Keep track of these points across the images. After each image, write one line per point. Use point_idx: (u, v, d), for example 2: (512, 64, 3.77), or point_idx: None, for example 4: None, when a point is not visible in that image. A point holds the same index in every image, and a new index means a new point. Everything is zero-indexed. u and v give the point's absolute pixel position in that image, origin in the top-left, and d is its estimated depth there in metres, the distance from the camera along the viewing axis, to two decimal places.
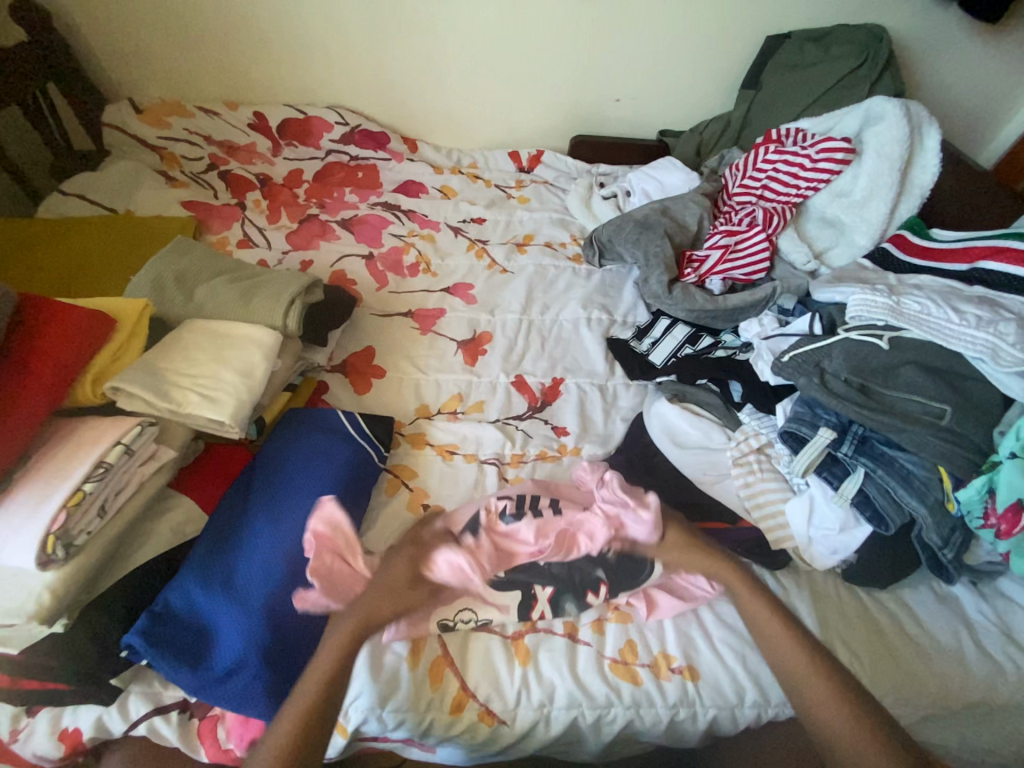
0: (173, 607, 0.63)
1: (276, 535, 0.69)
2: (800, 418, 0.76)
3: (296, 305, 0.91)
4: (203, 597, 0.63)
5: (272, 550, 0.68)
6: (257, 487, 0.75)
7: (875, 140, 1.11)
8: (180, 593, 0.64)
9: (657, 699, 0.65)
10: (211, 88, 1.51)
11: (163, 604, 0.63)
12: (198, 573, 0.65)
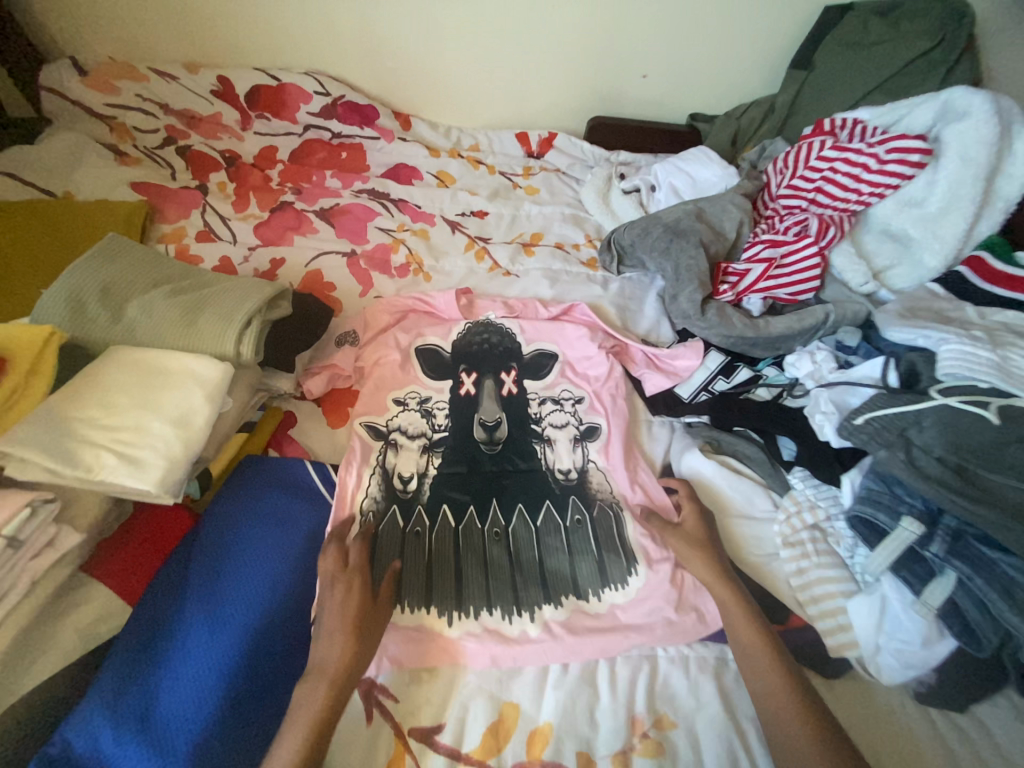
0: (75, 752, 0.48)
1: (214, 647, 0.55)
2: (873, 501, 0.62)
3: (252, 328, 0.74)
4: (113, 741, 0.49)
5: (208, 666, 0.53)
6: (192, 574, 0.60)
7: (959, 138, 0.92)
8: (85, 733, 0.49)
9: None
10: (168, 45, 1.28)
11: (61, 746, 0.48)
12: (109, 705, 0.50)
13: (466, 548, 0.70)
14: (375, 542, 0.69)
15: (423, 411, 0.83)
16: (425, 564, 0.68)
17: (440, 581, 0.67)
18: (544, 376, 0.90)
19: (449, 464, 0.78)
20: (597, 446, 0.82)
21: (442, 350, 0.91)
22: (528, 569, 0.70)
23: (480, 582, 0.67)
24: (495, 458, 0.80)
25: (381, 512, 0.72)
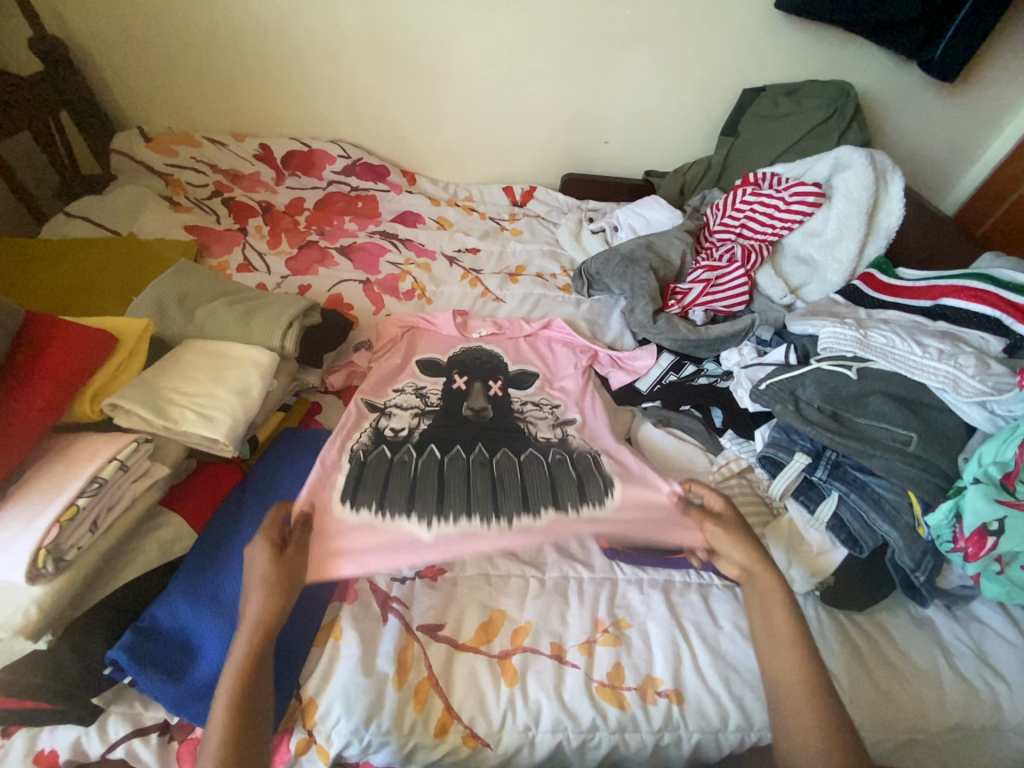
0: (160, 623, 0.63)
1: None
2: (776, 443, 0.80)
3: (294, 327, 0.94)
4: (190, 612, 0.64)
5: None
6: (248, 505, 0.77)
7: (844, 185, 1.19)
8: (168, 609, 0.64)
9: (642, 722, 0.66)
10: (219, 120, 1.58)
11: (150, 620, 0.63)
12: (187, 588, 0.66)
13: (450, 474, 0.82)
14: (364, 470, 0.81)
15: (418, 393, 0.97)
16: (411, 485, 0.80)
17: (424, 496, 0.78)
18: (528, 386, 1.03)
19: (437, 422, 0.91)
20: (575, 424, 0.95)
21: (438, 361, 1.07)
22: (508, 486, 0.81)
23: (461, 496, 0.79)
24: (480, 419, 0.93)
25: (372, 451, 0.84)
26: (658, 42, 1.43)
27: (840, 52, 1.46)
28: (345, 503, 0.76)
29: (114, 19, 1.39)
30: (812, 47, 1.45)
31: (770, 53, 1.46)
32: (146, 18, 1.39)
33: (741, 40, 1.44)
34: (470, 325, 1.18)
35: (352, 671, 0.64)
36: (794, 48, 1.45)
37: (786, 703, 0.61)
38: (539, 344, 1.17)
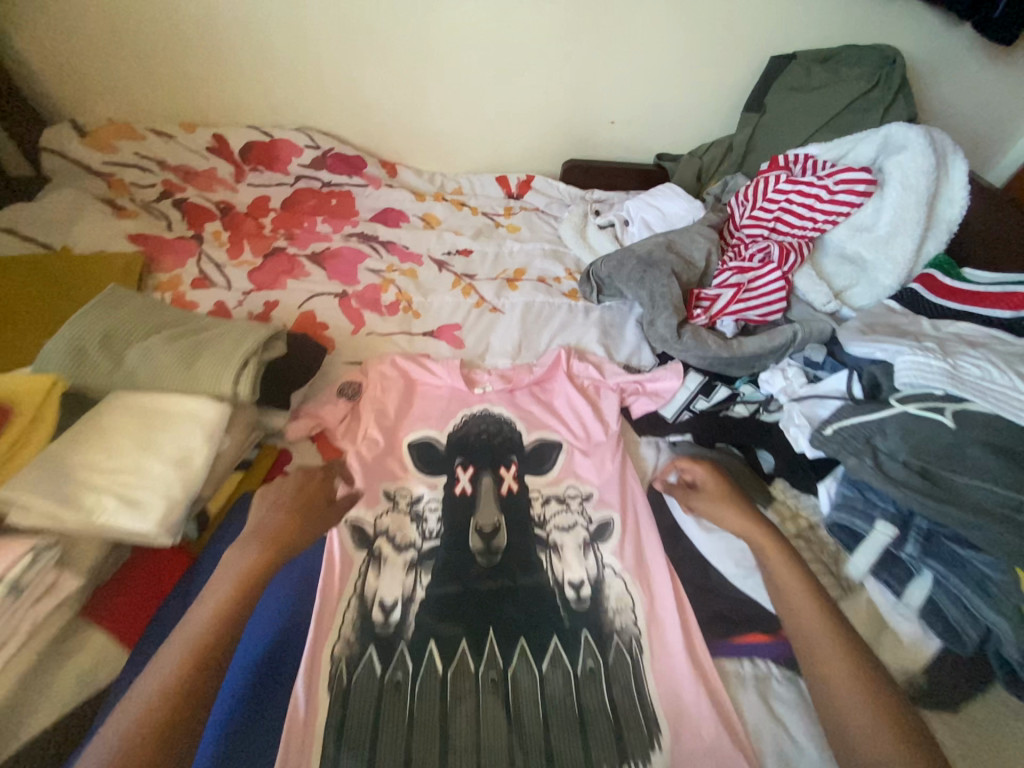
0: None
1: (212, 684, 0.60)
2: (849, 506, 0.66)
3: (249, 368, 0.77)
4: None
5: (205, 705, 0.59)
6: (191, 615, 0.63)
7: (899, 170, 1.00)
8: None
9: None
10: (166, 107, 1.37)
11: None
12: None
13: (455, 706, 0.62)
14: (346, 700, 0.62)
15: (414, 515, 0.81)
16: (405, 729, 0.60)
17: (422, 751, 0.59)
18: (547, 469, 0.88)
19: (441, 583, 0.73)
20: (611, 545, 0.77)
21: (437, 443, 0.90)
22: (529, 735, 0.61)
23: (470, 759, 0.59)
24: (493, 572, 0.74)
25: (355, 657, 0.65)
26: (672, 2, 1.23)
27: (882, 9, 1.26)
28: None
29: None
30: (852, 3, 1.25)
31: (801, 12, 1.26)
32: None
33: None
34: None
35: None
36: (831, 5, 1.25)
37: None
38: (554, 393, 1.00)
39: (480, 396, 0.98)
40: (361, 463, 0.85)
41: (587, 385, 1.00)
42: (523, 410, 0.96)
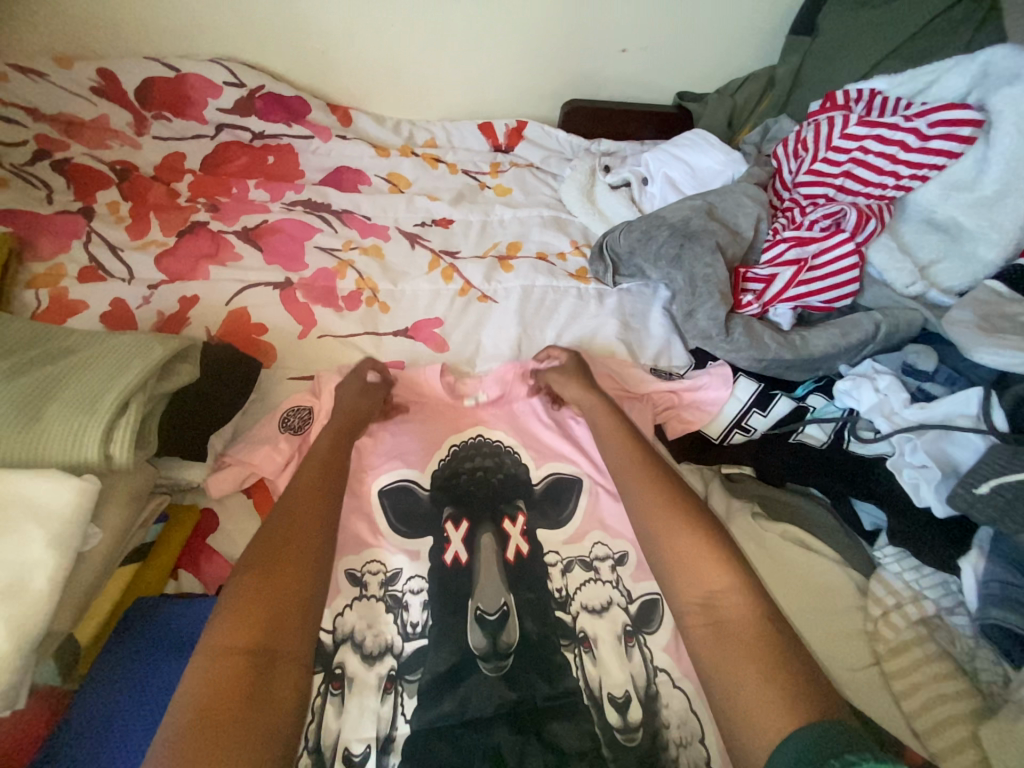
0: None
1: None
2: (1013, 597, 0.49)
3: (131, 416, 0.52)
4: None
5: None
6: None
7: (1016, 105, 0.75)
8: None
9: None
10: (32, 32, 1.01)
11: None
12: None
13: None
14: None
15: (392, 602, 0.59)
16: None
17: None
18: (566, 518, 0.66)
19: (436, 713, 0.52)
20: (659, 636, 0.58)
21: (417, 490, 0.67)
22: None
23: None
24: (504, 686, 0.54)
25: None
26: None
27: None
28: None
29: None
30: None
31: None
32: None
33: None
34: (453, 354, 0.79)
35: None
36: None
37: None
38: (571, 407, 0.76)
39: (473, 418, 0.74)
40: None
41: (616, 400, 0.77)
42: (530, 434, 0.73)
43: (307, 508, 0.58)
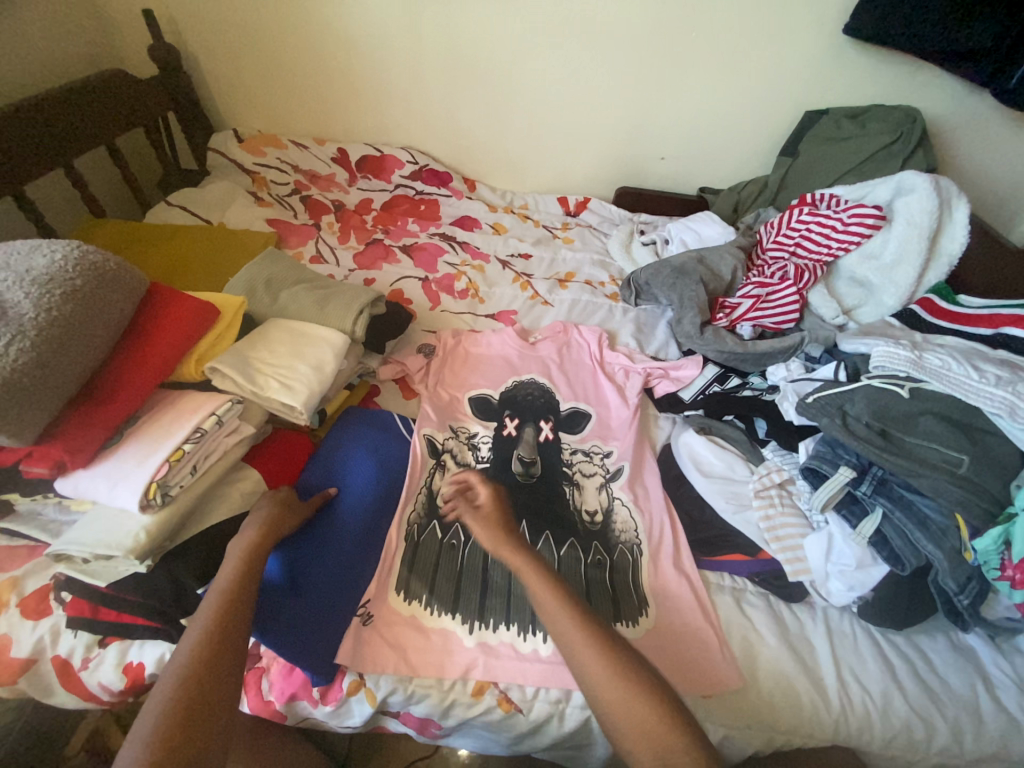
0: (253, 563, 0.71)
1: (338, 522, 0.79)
2: (820, 455, 0.82)
3: (365, 315, 1.02)
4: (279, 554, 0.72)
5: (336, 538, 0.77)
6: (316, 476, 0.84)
7: (905, 210, 1.17)
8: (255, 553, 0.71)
9: None
10: (303, 125, 1.71)
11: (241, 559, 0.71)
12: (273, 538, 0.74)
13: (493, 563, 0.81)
14: (416, 548, 0.81)
15: (471, 444, 1.00)
16: (456, 572, 0.79)
17: (466, 588, 0.77)
18: (579, 430, 1.05)
19: (487, 488, 0.92)
20: (621, 484, 0.94)
21: (489, 397, 1.10)
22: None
23: (501, 599, 0.76)
24: (529, 486, 0.93)
25: (423, 524, 0.84)
26: (724, 63, 1.46)
27: (909, 75, 1.44)
28: (399, 593, 0.76)
29: (220, 30, 1.53)
30: (883, 70, 1.44)
31: (836, 78, 1.46)
32: (248, 29, 1.52)
33: (809, 63, 1.45)
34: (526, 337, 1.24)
35: (408, 632, 0.73)
36: (862, 72, 1.45)
37: (779, 702, 0.72)
38: (591, 370, 1.18)
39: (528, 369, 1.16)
40: (434, 403, 1.07)
41: (622, 369, 1.19)
42: (562, 381, 1.15)
43: (234, 623, 0.60)
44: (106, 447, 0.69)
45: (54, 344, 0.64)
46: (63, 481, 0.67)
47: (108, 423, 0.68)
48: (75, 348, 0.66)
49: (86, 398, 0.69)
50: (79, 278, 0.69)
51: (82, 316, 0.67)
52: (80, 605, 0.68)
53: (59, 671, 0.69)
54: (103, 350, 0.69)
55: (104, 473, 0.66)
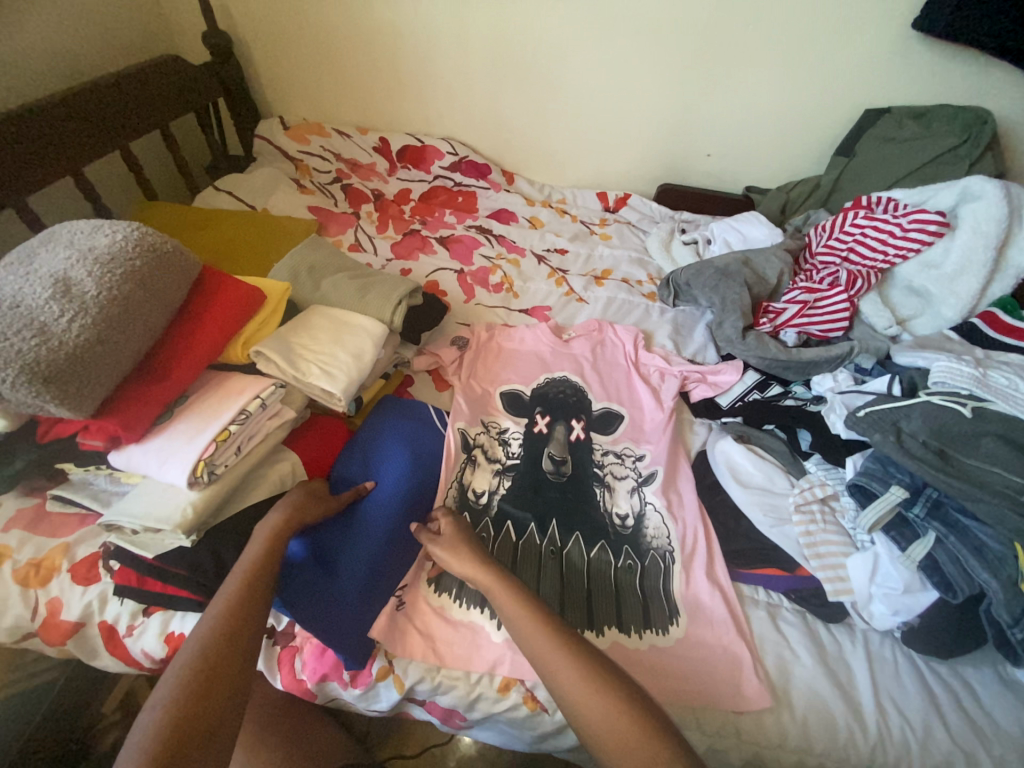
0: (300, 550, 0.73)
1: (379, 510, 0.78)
2: (870, 473, 0.79)
3: (403, 305, 1.02)
4: (325, 544, 0.74)
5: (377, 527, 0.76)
6: (357, 465, 0.85)
7: (971, 216, 1.10)
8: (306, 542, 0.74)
9: None
10: (347, 113, 1.72)
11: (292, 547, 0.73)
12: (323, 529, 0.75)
13: (523, 560, 0.82)
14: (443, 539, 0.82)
15: (502, 440, 0.99)
16: None
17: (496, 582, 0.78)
18: (611, 431, 1.03)
19: (518, 484, 0.92)
20: (654, 489, 0.93)
21: (521, 393, 1.09)
22: (575, 594, 0.78)
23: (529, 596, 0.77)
24: (560, 484, 0.92)
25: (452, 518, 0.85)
26: (781, 56, 1.40)
27: (983, 72, 1.35)
28: (430, 584, 0.77)
29: (271, 17, 1.55)
30: (954, 66, 1.35)
31: (902, 74, 1.39)
32: (298, 17, 1.54)
33: (873, 58, 1.37)
34: (560, 333, 1.23)
35: (436, 623, 0.74)
36: (930, 68, 1.36)
37: (812, 724, 0.69)
38: (626, 370, 1.16)
39: (561, 366, 1.15)
40: (467, 396, 1.07)
41: (658, 370, 1.16)
42: (594, 380, 1.13)
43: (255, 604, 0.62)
44: (157, 423, 0.71)
45: (114, 321, 0.66)
46: (116, 454, 0.70)
47: (161, 400, 0.70)
48: (132, 327, 0.68)
49: (140, 376, 0.71)
50: (138, 259, 0.71)
51: (139, 295, 0.69)
52: (127, 574, 0.71)
53: (105, 636, 0.72)
54: (157, 330, 0.71)
55: (155, 449, 0.69)
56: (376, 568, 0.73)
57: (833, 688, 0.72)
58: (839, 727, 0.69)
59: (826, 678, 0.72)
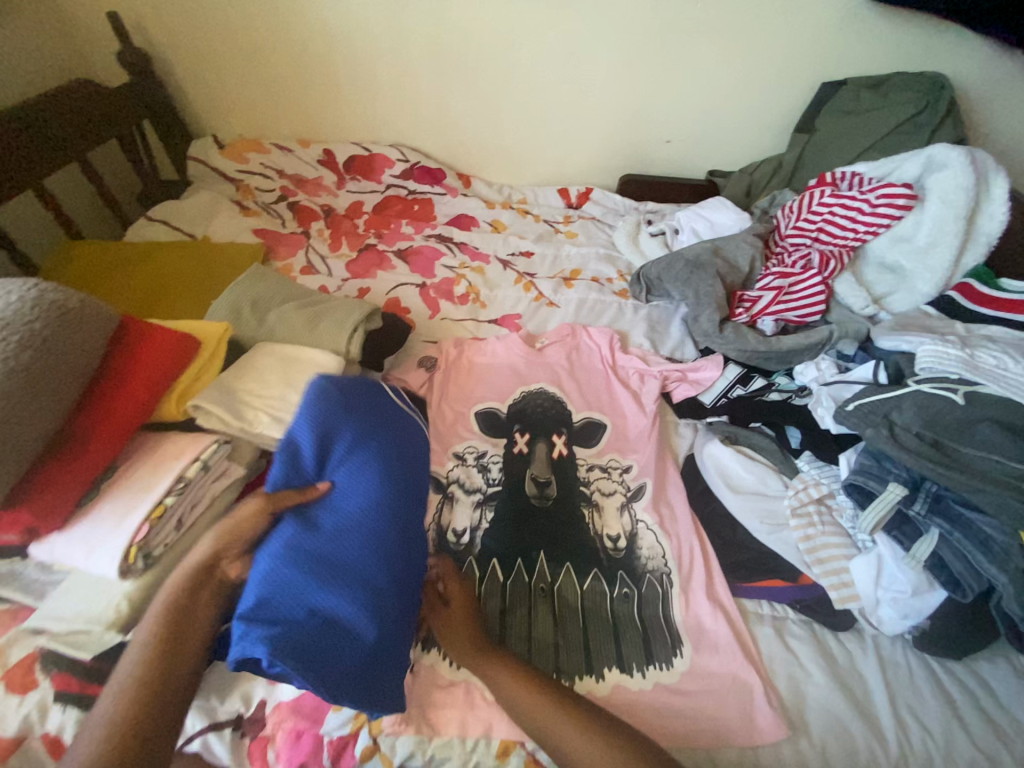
0: (284, 610, 0.60)
1: (365, 541, 0.68)
2: (865, 471, 0.75)
3: (359, 332, 0.94)
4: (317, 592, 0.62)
5: (367, 562, 0.66)
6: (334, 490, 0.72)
7: (939, 186, 1.08)
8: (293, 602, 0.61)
9: None
10: (287, 126, 1.62)
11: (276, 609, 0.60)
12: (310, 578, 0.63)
13: (514, 601, 0.76)
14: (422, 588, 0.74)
15: (480, 467, 0.93)
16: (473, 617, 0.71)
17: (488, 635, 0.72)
18: (594, 443, 0.98)
19: (501, 516, 0.85)
20: (644, 504, 0.88)
21: (497, 411, 1.03)
22: (572, 635, 0.73)
23: (523, 645, 0.72)
24: (546, 509, 0.86)
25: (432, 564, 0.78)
26: (733, 35, 1.36)
27: (934, 38, 1.33)
28: (417, 644, 0.71)
29: (191, 30, 1.44)
30: (905, 34, 1.33)
31: (854, 45, 1.36)
32: (221, 27, 1.43)
33: (825, 30, 1.34)
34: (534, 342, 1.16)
35: (423, 685, 0.67)
36: (882, 36, 1.34)
37: (831, 747, 0.65)
38: (605, 374, 1.10)
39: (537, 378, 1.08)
40: (439, 422, 1.00)
41: (637, 372, 1.11)
42: (571, 390, 1.07)
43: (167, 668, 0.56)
44: (81, 505, 0.63)
45: (13, 397, 0.57)
46: (38, 547, 0.62)
47: (81, 478, 0.62)
48: (37, 400, 0.59)
49: (54, 453, 0.62)
50: (38, 321, 0.62)
51: (42, 363, 0.60)
52: (67, 678, 0.63)
53: (51, 750, 0.63)
54: (70, 399, 0.63)
55: (80, 537, 0.60)
56: (387, 610, 0.64)
57: (848, 704, 0.68)
58: (858, 747, 0.65)
59: (840, 694, 0.69)
